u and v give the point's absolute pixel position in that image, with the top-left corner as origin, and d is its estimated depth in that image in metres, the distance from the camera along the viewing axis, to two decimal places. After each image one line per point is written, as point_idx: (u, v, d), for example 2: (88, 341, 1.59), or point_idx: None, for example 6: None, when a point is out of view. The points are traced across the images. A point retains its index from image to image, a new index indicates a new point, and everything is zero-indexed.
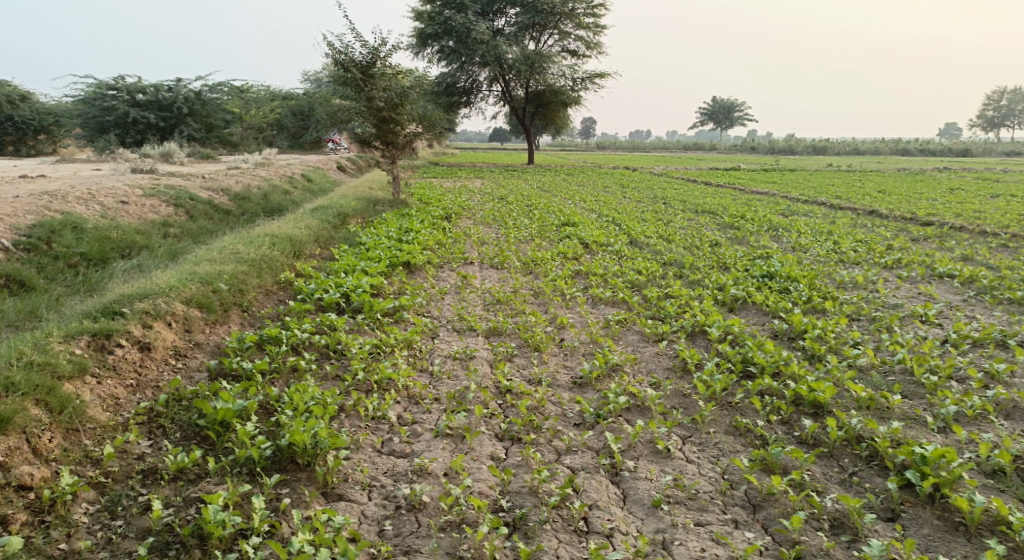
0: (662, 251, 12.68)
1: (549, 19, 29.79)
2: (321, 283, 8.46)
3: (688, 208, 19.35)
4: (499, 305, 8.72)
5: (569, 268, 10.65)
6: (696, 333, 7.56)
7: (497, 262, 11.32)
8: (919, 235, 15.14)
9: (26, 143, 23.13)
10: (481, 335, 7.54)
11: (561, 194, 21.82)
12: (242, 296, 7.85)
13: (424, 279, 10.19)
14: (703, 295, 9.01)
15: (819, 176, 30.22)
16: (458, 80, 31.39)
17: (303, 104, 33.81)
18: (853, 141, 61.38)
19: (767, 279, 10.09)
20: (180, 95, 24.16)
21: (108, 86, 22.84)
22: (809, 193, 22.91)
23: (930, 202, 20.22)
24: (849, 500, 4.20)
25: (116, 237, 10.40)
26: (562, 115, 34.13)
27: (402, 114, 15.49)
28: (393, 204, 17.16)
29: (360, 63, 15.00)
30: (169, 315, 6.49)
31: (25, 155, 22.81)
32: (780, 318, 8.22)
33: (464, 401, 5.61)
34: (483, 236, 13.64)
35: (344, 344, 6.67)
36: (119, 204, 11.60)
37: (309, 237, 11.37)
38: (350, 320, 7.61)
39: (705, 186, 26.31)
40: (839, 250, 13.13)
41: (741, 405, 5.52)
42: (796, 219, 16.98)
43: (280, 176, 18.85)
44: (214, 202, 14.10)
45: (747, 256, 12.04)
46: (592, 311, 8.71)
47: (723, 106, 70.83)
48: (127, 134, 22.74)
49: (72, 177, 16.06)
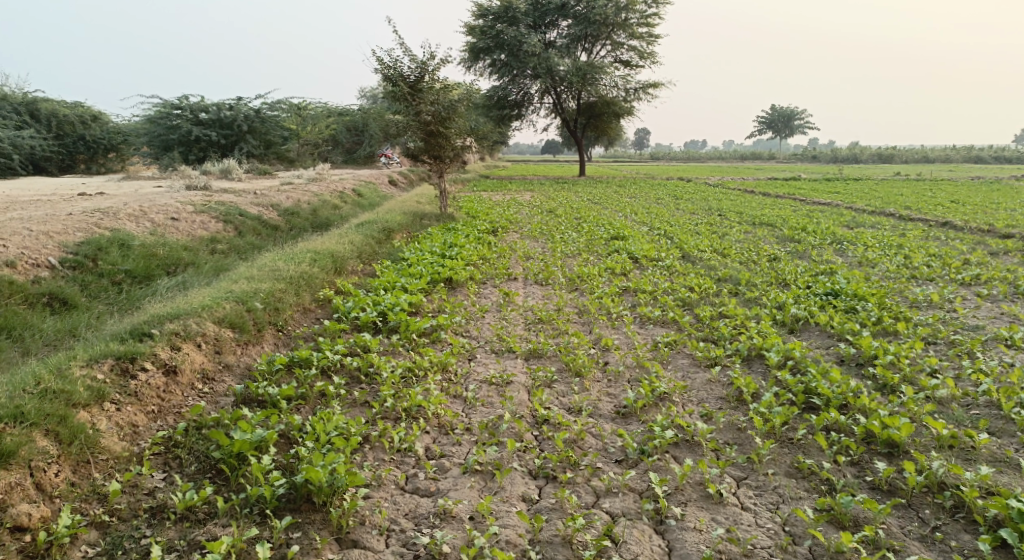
0: (717, 266, 12.10)
1: (602, 30, 29.38)
2: (358, 300, 8.22)
3: (745, 220, 18.62)
4: (542, 325, 8.33)
5: (617, 285, 10.20)
6: (752, 358, 7.02)
7: (542, 279, 10.93)
8: (998, 248, 14.14)
9: (96, 161, 23.84)
10: (520, 357, 7.17)
11: (613, 206, 21.33)
12: (278, 315, 7.64)
13: (465, 296, 9.87)
14: (760, 315, 8.43)
15: (886, 186, 28.88)
16: (509, 93, 31.24)
17: (357, 120, 34.19)
18: (922, 148, 58.94)
19: (831, 297, 9.43)
20: (240, 113, 24.66)
21: (172, 105, 23.43)
22: (875, 204, 21.86)
23: (1008, 212, 19.00)
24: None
25: (163, 254, 10.41)
26: (615, 126, 33.62)
27: (449, 128, 15.29)
28: (440, 218, 16.99)
29: (408, 78, 14.83)
30: (199, 336, 6.30)
31: (94, 172, 23.55)
32: (846, 342, 7.59)
33: (497, 432, 5.23)
34: (530, 251, 13.29)
35: (376, 367, 6.38)
36: (169, 220, 11.68)
37: (352, 253, 11.21)
38: (385, 340, 7.34)
39: (763, 197, 25.42)
40: (910, 265, 12.31)
41: (803, 442, 4.99)
42: (862, 232, 16.10)
43: (330, 191, 18.92)
44: (264, 217, 14.13)
45: (809, 272, 11.36)
46: (640, 331, 8.23)
47: (783, 114, 69.04)
48: (189, 152, 23.28)
49: (130, 194, 16.37)
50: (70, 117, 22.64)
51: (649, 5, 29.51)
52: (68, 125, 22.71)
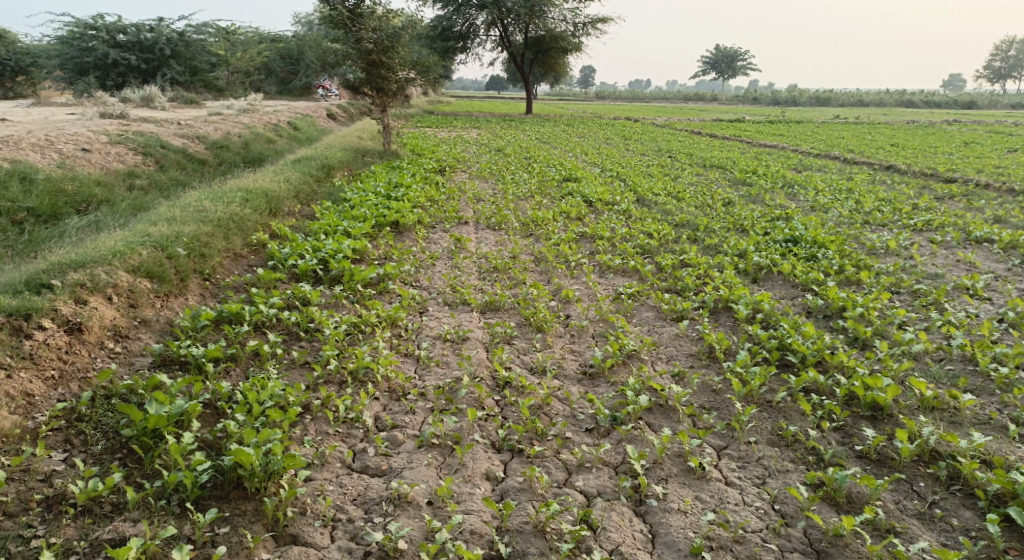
0: (672, 210, 11.73)
1: None
2: (295, 247, 7.52)
3: (696, 162, 18.30)
4: (497, 275, 7.82)
5: (572, 230, 9.71)
6: (719, 311, 6.69)
7: (494, 223, 10.35)
8: (944, 193, 14.18)
9: (4, 85, 21.75)
10: (475, 311, 6.70)
11: (562, 145, 20.71)
12: (204, 263, 6.88)
13: (413, 242, 9.22)
14: (723, 264, 8.07)
15: (827, 128, 28.88)
16: (454, 24, 29.83)
17: (292, 47, 32.20)
18: (858, 91, 59.71)
19: (791, 243, 9.13)
20: (162, 36, 22.76)
21: (86, 25, 21.40)
22: (821, 147, 21.84)
23: (948, 157, 19.16)
24: (947, 555, 3.45)
25: (72, 190, 9.38)
26: (562, 63, 32.61)
27: (393, 58, 14.25)
28: (383, 155, 16.08)
29: (347, 2, 13.74)
30: (109, 288, 5.57)
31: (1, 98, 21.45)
32: (812, 293, 7.29)
33: (455, 399, 4.74)
34: (479, 192, 12.65)
35: (317, 323, 5.77)
36: (80, 151, 10.55)
37: (288, 192, 10.37)
38: (327, 292, 6.71)
39: (710, 138, 25.15)
40: (862, 210, 12.17)
41: (783, 406, 4.66)
42: (812, 175, 15.96)
43: (264, 124, 17.69)
44: (189, 150, 13.00)
45: (765, 217, 11.08)
46: (601, 281, 7.79)
47: (726, 55, 68.79)
48: (107, 77, 21.44)
49: (37, 122, 14.90)
50: None
51: None
52: None
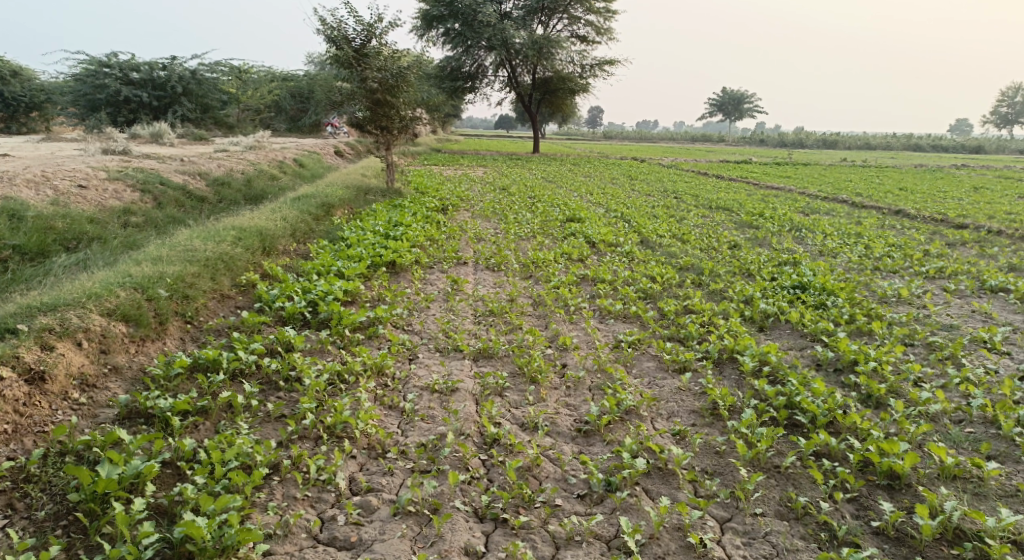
0: (677, 253, 11.45)
1: (559, 2, 28.27)
2: (283, 288, 7.26)
3: (702, 204, 18.07)
4: (493, 319, 7.54)
5: (573, 273, 9.43)
6: (724, 362, 6.35)
7: (493, 264, 10.09)
8: (955, 239, 13.87)
9: (17, 120, 21.81)
10: (467, 359, 6.40)
11: (567, 185, 20.54)
12: (187, 305, 6.62)
13: (408, 283, 8.95)
14: (729, 311, 7.74)
15: (835, 171, 28.75)
16: (462, 64, 30.00)
17: (302, 85, 32.50)
18: (864, 134, 59.86)
19: (799, 290, 8.81)
20: (174, 73, 22.92)
21: (100, 63, 21.57)
22: (829, 190, 21.61)
23: (958, 202, 18.89)
24: None
25: (62, 227, 9.19)
26: (569, 103, 32.71)
27: (398, 97, 14.19)
28: (385, 193, 15.94)
29: (353, 41, 13.72)
30: (80, 333, 5.31)
31: (12, 132, 21.52)
32: (821, 344, 6.96)
33: (437, 459, 4.44)
34: (481, 232, 12.43)
35: (298, 372, 5.47)
36: (76, 188, 10.39)
37: (284, 230, 10.16)
38: (312, 337, 6.43)
39: (717, 179, 24.97)
40: (871, 255, 11.87)
41: (791, 471, 4.36)
42: (820, 219, 15.69)
43: (268, 160, 17.64)
44: (189, 187, 12.86)
45: (772, 262, 10.79)
46: (600, 328, 7.48)
47: (733, 97, 69.18)
48: (118, 113, 21.53)
49: (40, 157, 14.89)
50: None
51: None
52: None
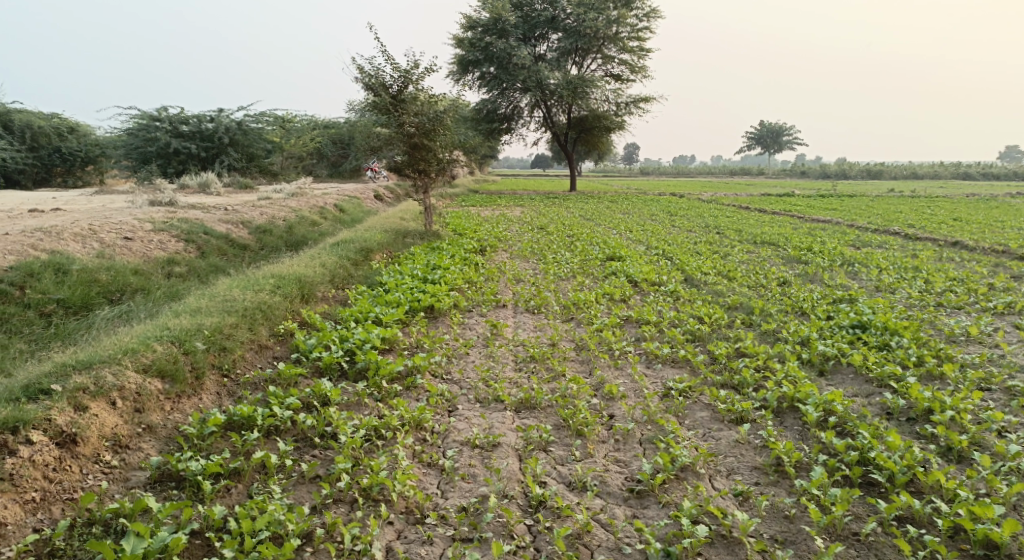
0: (724, 291, 11.05)
1: (593, 43, 28.37)
2: (321, 337, 7.11)
3: (746, 239, 17.62)
4: (535, 366, 7.25)
5: (616, 314, 9.11)
6: (784, 411, 5.93)
7: (533, 306, 9.83)
8: (1020, 271, 13.15)
9: (73, 174, 22.45)
10: (510, 410, 6.12)
11: (606, 223, 20.28)
12: (224, 357, 6.49)
13: (447, 328, 8.72)
14: (784, 354, 7.29)
15: (881, 202, 27.95)
16: (499, 107, 30.24)
17: (343, 132, 33.06)
18: (910, 164, 58.48)
19: (858, 330, 8.30)
20: (222, 125, 23.46)
21: (151, 117, 22.23)
22: (878, 221, 20.94)
23: (1017, 231, 18.09)
24: None
25: (106, 279, 9.24)
26: (605, 141, 32.68)
27: (435, 140, 14.20)
28: (424, 236, 15.88)
29: (390, 88, 13.80)
30: (114, 391, 5.18)
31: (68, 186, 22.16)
32: (888, 390, 6.49)
33: (480, 525, 4.29)
34: (520, 273, 12.22)
35: (334, 429, 5.26)
36: (122, 240, 10.49)
37: (323, 276, 10.07)
38: (349, 389, 6.24)
39: (759, 214, 24.46)
40: (931, 291, 11.29)
41: (872, 540, 4.08)
42: (872, 252, 15.09)
43: (309, 206, 17.80)
44: (232, 236, 12.95)
45: (825, 299, 10.30)
46: (648, 374, 7.13)
47: (772, 130, 68.56)
48: (167, 165, 22.12)
49: (90, 210, 15.22)
50: (45, 129, 21.24)
51: (640, 17, 28.56)
52: (43, 137, 21.27)
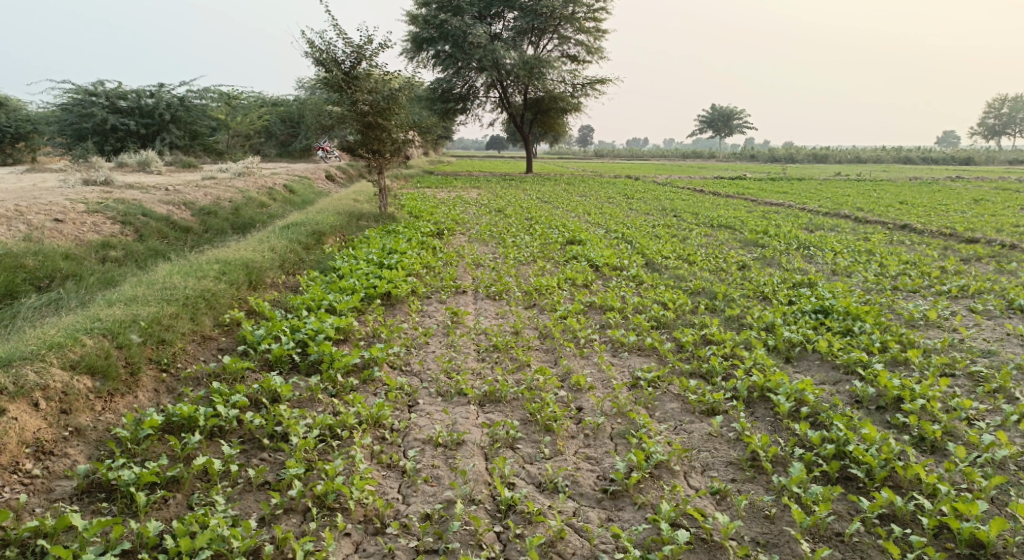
0: (685, 276, 10.92)
1: (549, 23, 27.97)
2: (270, 327, 6.69)
3: (703, 222, 17.59)
4: (499, 356, 6.94)
5: (579, 300, 8.85)
6: (755, 401, 5.76)
7: (494, 292, 9.52)
8: (969, 254, 13.36)
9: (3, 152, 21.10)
10: (473, 404, 5.82)
11: (564, 205, 20.04)
12: (162, 351, 6.03)
13: (404, 316, 8.34)
14: (751, 341, 7.12)
15: (831, 186, 28.37)
16: (454, 86, 29.66)
17: (293, 111, 32.02)
18: (855, 148, 59.78)
19: (822, 315, 8.19)
20: (163, 101, 22.38)
21: (87, 92, 21.03)
22: (829, 205, 21.19)
23: (962, 215, 18.48)
24: None
25: (34, 265, 8.58)
26: (561, 122, 32.41)
27: (389, 119, 13.69)
28: (379, 218, 15.39)
29: (342, 64, 13.22)
30: (36, 392, 4.78)
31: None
32: (857, 378, 6.38)
33: (445, 534, 4.11)
34: (478, 257, 11.88)
35: (285, 428, 4.90)
36: (52, 223, 9.79)
37: (272, 262, 9.57)
38: (301, 384, 5.85)
39: (714, 196, 24.56)
40: (887, 274, 11.34)
41: (856, 541, 4.08)
42: (826, 236, 15.18)
43: (258, 187, 17.09)
44: (173, 218, 12.27)
45: (785, 283, 10.23)
46: (615, 363, 6.89)
47: (722, 114, 69.33)
48: (105, 142, 21.00)
49: (18, 190, 14.26)
50: None
51: None
52: None
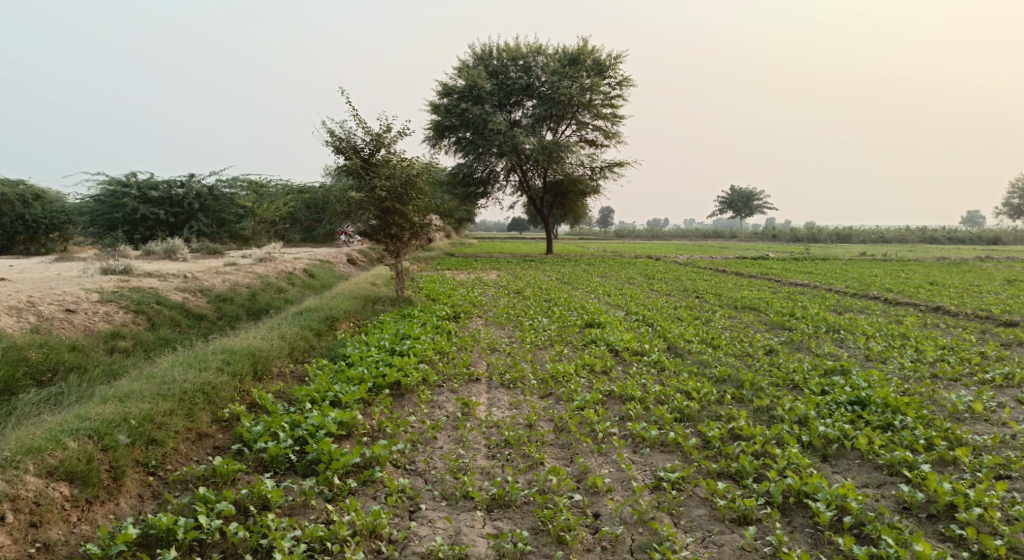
0: (710, 361, 10.46)
1: (567, 109, 28.46)
2: (268, 423, 6.28)
3: (727, 303, 17.14)
4: (510, 453, 6.47)
5: (598, 389, 8.40)
6: (791, 508, 5.23)
7: (508, 380, 9.11)
8: (1010, 338, 12.74)
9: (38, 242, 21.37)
10: (480, 510, 5.35)
11: (584, 287, 19.75)
12: (153, 451, 5.67)
13: (413, 408, 7.90)
14: (783, 435, 6.56)
15: (856, 266, 27.84)
16: (474, 171, 30.09)
17: (318, 197, 32.55)
18: (878, 228, 59.34)
19: (859, 406, 7.63)
20: (193, 190, 22.82)
21: (120, 182, 21.51)
22: (857, 285, 20.66)
23: (996, 296, 17.86)
24: None
25: (38, 357, 8.38)
26: (581, 205, 32.59)
27: (407, 204, 13.66)
28: (395, 302, 15.21)
29: (362, 151, 13.32)
30: (4, 504, 4.72)
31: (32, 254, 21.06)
32: (903, 481, 5.85)
33: None
34: (494, 341, 11.54)
35: (270, 542, 4.75)
36: (64, 312, 9.66)
37: (280, 350, 9.25)
38: (295, 488, 5.44)
39: (737, 277, 24.15)
40: (923, 360, 10.76)
41: None
42: (856, 318, 14.63)
43: (277, 272, 17.07)
44: (188, 305, 12.16)
45: (816, 370, 9.70)
46: (636, 462, 6.38)
47: (742, 195, 69.67)
48: (134, 231, 21.31)
49: (39, 279, 14.33)
50: (9, 196, 20.21)
51: (613, 85, 28.83)
52: (6, 205, 20.20)
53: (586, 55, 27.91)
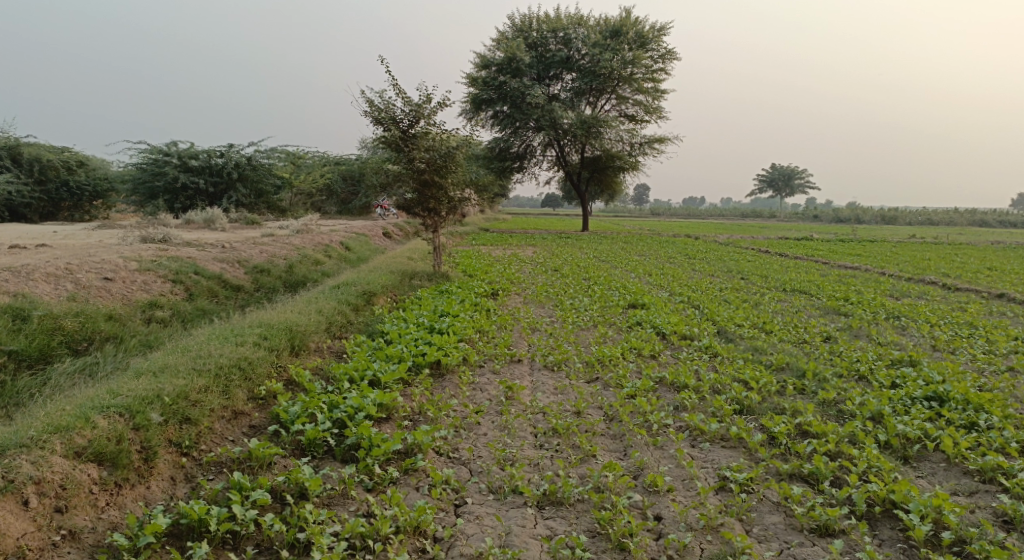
0: (764, 347, 9.88)
1: (607, 83, 27.61)
2: (306, 403, 5.93)
3: (775, 286, 16.41)
4: (559, 443, 6.03)
5: (650, 375, 7.91)
6: (876, 520, 4.76)
7: (552, 362, 8.64)
8: None
9: (82, 209, 21.37)
10: (532, 507, 4.96)
11: (623, 265, 19.17)
12: (186, 430, 5.36)
13: (454, 390, 7.51)
14: (857, 433, 6.03)
15: (906, 248, 26.80)
16: (511, 145, 29.47)
17: (354, 169, 32.26)
18: (925, 210, 57.35)
19: (937, 401, 7.01)
20: (232, 160, 22.62)
21: (160, 151, 21.36)
22: (911, 269, 19.73)
23: None
24: None
25: (74, 327, 8.16)
26: (619, 181, 31.82)
27: (446, 177, 13.19)
28: (432, 277, 14.84)
29: (400, 122, 12.84)
30: (30, 486, 4.46)
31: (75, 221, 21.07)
32: (995, 489, 5.33)
33: None
34: (535, 320, 11.09)
35: (309, 536, 4.44)
36: (103, 281, 9.44)
37: (318, 324, 8.90)
38: (334, 476, 5.11)
39: (781, 257, 23.37)
40: (996, 352, 10.03)
41: None
42: (916, 304, 13.85)
43: (313, 244, 16.81)
44: (225, 276, 11.91)
45: (882, 360, 9.05)
46: (695, 457, 5.91)
47: (784, 172, 67.71)
48: (175, 200, 21.21)
49: (79, 247, 14.23)
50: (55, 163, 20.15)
51: (655, 59, 27.84)
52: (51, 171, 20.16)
53: (628, 27, 26.94)
